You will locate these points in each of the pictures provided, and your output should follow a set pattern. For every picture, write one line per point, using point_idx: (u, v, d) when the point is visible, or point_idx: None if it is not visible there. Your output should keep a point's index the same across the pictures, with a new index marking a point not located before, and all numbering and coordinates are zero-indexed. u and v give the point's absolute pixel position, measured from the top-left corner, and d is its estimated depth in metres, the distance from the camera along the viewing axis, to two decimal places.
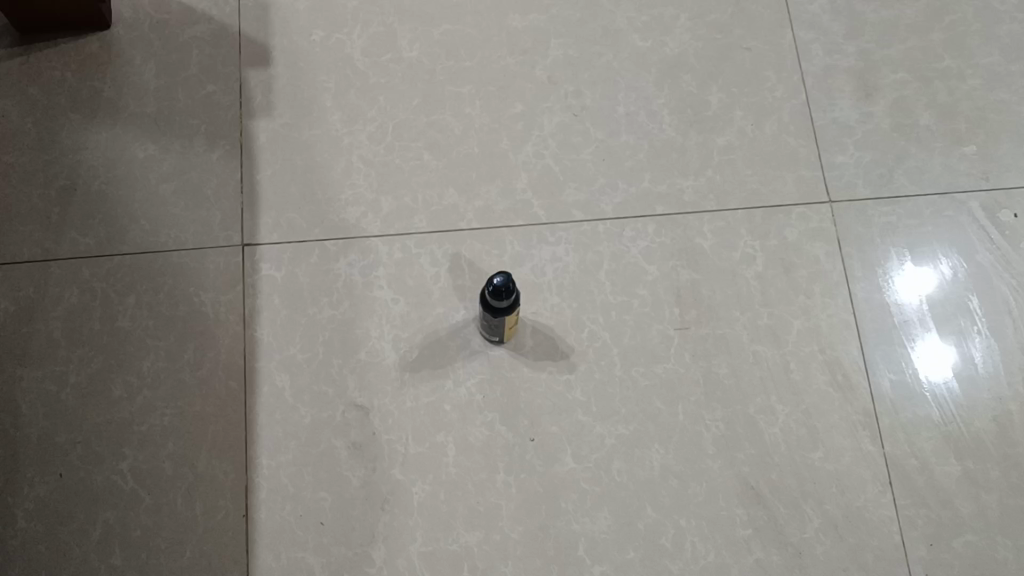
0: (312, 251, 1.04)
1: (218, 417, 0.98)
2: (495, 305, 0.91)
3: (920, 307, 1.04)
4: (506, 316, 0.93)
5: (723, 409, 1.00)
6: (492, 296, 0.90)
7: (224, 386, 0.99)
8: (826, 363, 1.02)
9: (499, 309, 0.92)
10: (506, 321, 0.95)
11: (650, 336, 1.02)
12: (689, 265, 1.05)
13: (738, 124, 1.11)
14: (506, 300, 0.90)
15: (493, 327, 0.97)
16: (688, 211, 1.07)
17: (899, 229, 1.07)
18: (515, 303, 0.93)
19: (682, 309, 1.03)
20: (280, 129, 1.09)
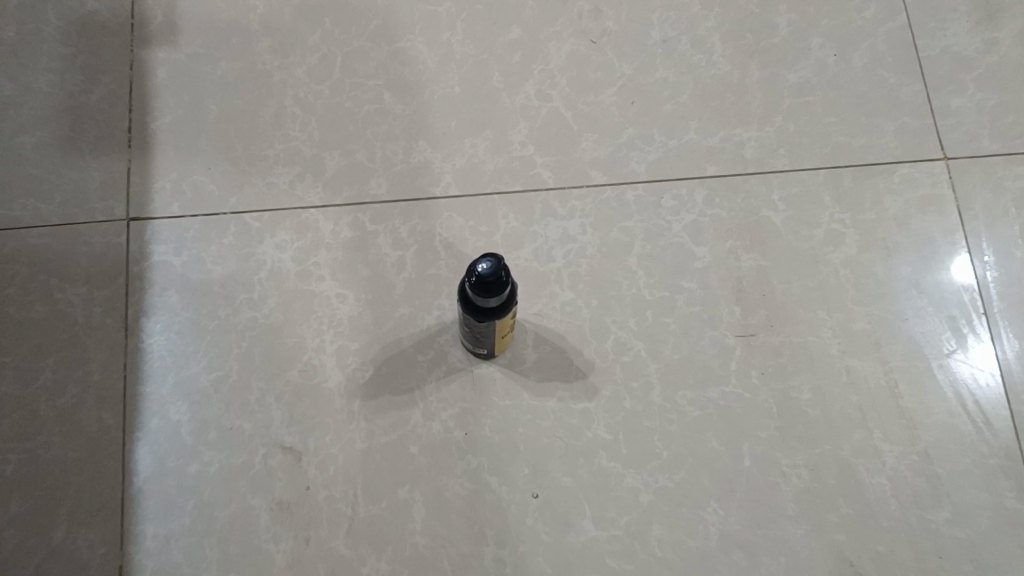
0: (227, 226, 0.74)
1: (85, 464, 0.68)
2: (480, 302, 0.62)
3: None
4: (498, 320, 0.64)
5: (806, 451, 0.70)
6: (476, 289, 0.61)
7: (95, 419, 0.69)
8: (951, 384, 0.72)
9: (486, 308, 0.62)
10: (499, 328, 0.66)
11: (701, 346, 0.73)
12: (754, 248, 0.75)
13: (816, 55, 0.81)
14: (497, 295, 0.61)
15: (479, 336, 0.67)
16: (750, 173, 0.77)
17: None
18: (511, 299, 0.63)
19: (745, 308, 0.74)
20: (187, 61, 0.79)
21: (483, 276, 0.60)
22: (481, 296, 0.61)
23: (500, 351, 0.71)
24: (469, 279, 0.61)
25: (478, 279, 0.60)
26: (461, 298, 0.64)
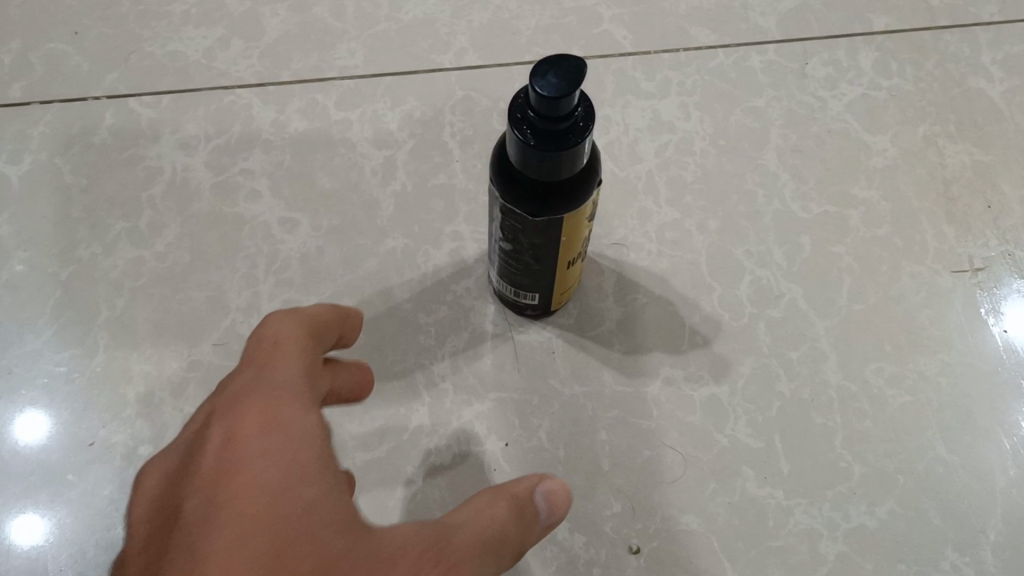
0: (101, 117, 0.45)
1: None
2: (536, 168, 0.32)
3: None
4: (567, 211, 0.34)
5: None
6: (531, 138, 0.30)
7: None
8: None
9: (546, 185, 0.32)
10: (566, 237, 0.36)
11: (899, 291, 0.43)
12: (964, 134, 0.46)
13: None
14: (571, 148, 0.30)
15: (527, 263, 0.38)
16: (942, 25, 0.48)
17: None
18: (592, 167, 0.33)
19: (961, 226, 0.44)
20: None
21: (540, 103, 0.29)
22: (542, 154, 0.31)
23: (561, 299, 0.41)
24: (512, 120, 0.31)
25: (533, 117, 0.30)
26: (497, 175, 0.34)
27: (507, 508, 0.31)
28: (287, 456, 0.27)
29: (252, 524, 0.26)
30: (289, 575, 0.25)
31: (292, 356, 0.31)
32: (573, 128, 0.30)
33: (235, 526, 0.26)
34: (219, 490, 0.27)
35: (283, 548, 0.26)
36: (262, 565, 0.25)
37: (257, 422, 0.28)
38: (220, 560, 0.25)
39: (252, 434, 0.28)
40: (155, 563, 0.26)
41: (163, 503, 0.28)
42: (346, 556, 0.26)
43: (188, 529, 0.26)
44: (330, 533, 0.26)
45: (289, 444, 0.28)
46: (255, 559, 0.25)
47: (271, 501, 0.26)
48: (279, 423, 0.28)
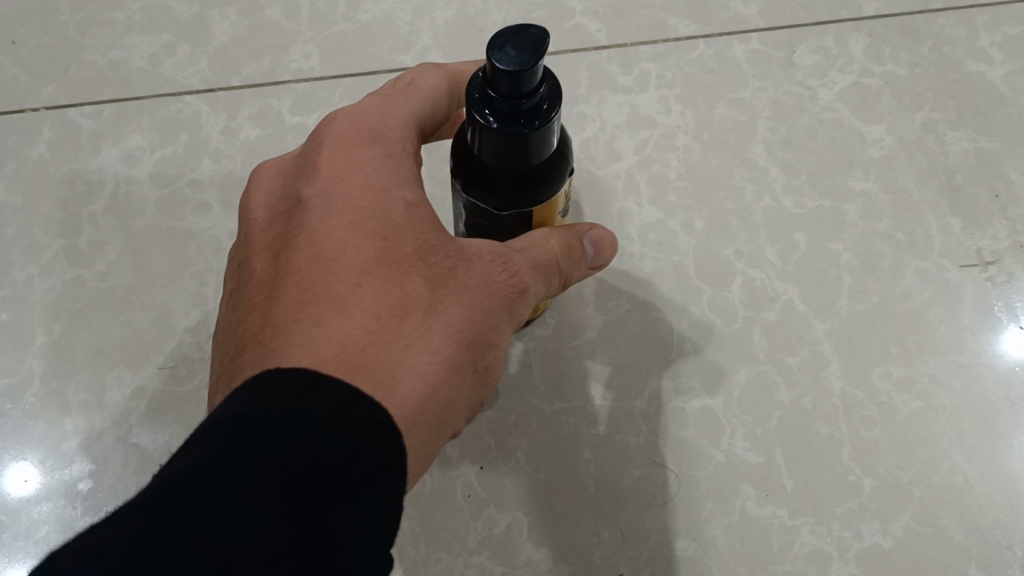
0: (38, 130, 0.42)
1: None
2: (499, 160, 0.25)
3: None
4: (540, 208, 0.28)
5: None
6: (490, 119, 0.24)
7: None
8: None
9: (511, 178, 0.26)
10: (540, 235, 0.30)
11: (904, 289, 0.40)
12: (965, 120, 0.43)
13: None
14: (539, 131, 0.24)
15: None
16: (936, 7, 0.45)
17: None
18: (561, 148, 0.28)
19: (967, 217, 0.41)
20: None
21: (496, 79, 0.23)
22: (504, 141, 0.24)
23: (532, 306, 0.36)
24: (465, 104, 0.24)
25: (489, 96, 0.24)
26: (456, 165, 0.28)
27: (560, 246, 0.29)
28: (396, 170, 0.28)
29: (363, 218, 0.27)
30: (394, 266, 0.26)
31: (422, 92, 0.31)
32: (540, 104, 0.24)
33: (350, 220, 0.27)
34: (331, 187, 0.27)
35: (390, 243, 0.26)
36: (365, 260, 0.26)
37: (369, 134, 0.29)
38: (334, 249, 0.26)
39: (364, 151, 0.28)
40: (277, 247, 0.27)
41: (273, 196, 0.29)
42: (447, 255, 0.27)
43: (302, 220, 0.27)
44: (432, 238, 0.27)
45: (399, 155, 0.29)
46: (365, 251, 0.26)
47: (379, 214, 0.27)
48: (386, 143, 0.29)
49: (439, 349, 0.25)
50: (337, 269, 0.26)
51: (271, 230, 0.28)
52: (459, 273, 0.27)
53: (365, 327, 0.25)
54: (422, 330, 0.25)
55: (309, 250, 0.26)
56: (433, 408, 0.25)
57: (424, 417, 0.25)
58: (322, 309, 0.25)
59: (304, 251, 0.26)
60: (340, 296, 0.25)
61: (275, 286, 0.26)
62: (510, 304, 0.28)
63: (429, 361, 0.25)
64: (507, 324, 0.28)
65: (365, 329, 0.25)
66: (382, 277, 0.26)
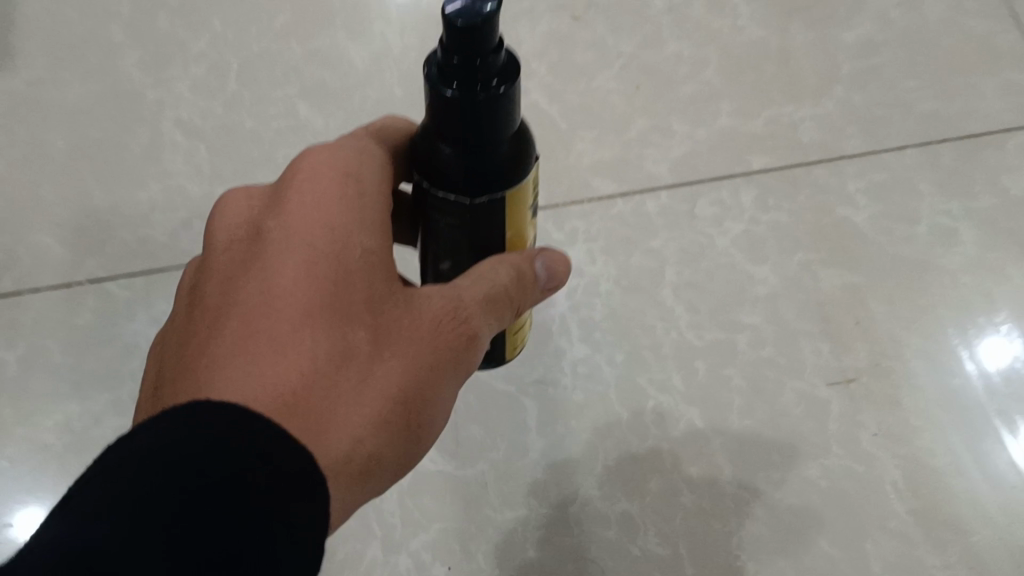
0: (80, 301, 0.51)
1: None
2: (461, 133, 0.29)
3: None
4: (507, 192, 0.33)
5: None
6: (454, 89, 0.28)
7: None
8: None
9: (472, 158, 0.31)
10: (511, 226, 0.35)
11: (783, 405, 0.49)
12: (835, 259, 0.53)
13: (874, 8, 0.60)
14: (496, 100, 0.28)
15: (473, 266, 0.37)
16: (814, 160, 0.55)
17: None
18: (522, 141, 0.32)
19: (835, 342, 0.51)
20: (23, 87, 0.57)
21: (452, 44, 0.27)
22: (464, 111, 0.29)
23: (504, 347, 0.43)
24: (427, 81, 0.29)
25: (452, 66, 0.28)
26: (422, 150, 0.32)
27: (504, 273, 0.35)
28: (356, 219, 0.34)
29: (320, 265, 0.32)
30: (342, 314, 0.32)
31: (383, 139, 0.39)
32: (496, 75, 0.28)
33: (307, 265, 0.32)
34: (294, 230, 0.33)
35: (340, 291, 0.32)
36: (317, 303, 0.31)
37: (341, 177, 0.35)
38: (289, 291, 0.31)
39: (329, 201, 0.34)
40: (237, 273, 0.33)
41: (240, 217, 0.35)
42: (386, 311, 0.33)
43: (265, 257, 0.33)
44: (378, 287, 0.33)
45: (365, 200, 0.35)
46: (315, 296, 0.32)
47: (336, 263, 0.32)
48: (355, 191, 0.35)
49: (366, 402, 0.31)
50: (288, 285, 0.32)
51: (231, 256, 0.34)
52: (395, 325, 0.33)
53: (303, 371, 0.30)
54: (356, 379, 0.31)
55: (266, 291, 0.32)
56: (356, 458, 0.31)
57: (343, 463, 0.31)
58: (269, 348, 0.30)
59: (263, 278, 0.32)
60: (285, 338, 0.31)
61: (228, 316, 0.32)
62: (450, 359, 0.34)
63: (356, 413, 0.31)
64: (441, 369, 0.34)
65: (303, 373, 0.30)
66: (329, 321, 0.31)
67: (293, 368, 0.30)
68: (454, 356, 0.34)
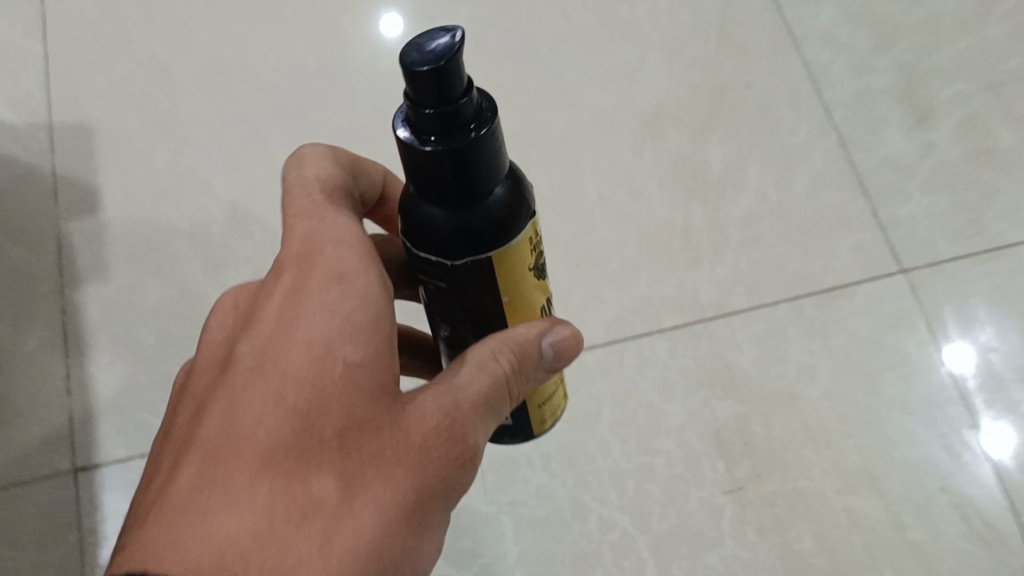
0: None
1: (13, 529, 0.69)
2: (451, 199, 0.36)
3: None
4: (497, 252, 0.39)
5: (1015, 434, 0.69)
6: (435, 145, 0.34)
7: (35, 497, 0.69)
8: (957, 506, 0.67)
9: (461, 215, 0.37)
10: (506, 291, 0.42)
11: (690, 511, 0.68)
12: (727, 394, 0.72)
13: (756, 185, 0.79)
14: (478, 141, 0.34)
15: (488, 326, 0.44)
16: (710, 317, 0.74)
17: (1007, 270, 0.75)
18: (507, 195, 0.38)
19: (727, 460, 0.70)
20: (118, 294, 0.77)
21: (419, 93, 0.32)
22: (449, 158, 0.34)
23: (549, 394, 0.51)
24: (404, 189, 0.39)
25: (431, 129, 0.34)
26: (411, 222, 0.38)
27: (510, 365, 0.42)
28: (342, 331, 0.40)
29: (294, 399, 0.38)
30: (312, 454, 0.38)
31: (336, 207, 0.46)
32: (472, 119, 0.34)
33: (276, 401, 0.38)
34: (276, 357, 0.40)
35: (310, 429, 0.38)
36: (282, 443, 0.37)
37: (335, 277, 0.42)
38: (255, 426, 0.38)
39: (314, 318, 0.41)
40: (221, 391, 0.40)
41: (229, 340, 0.44)
42: (360, 445, 0.39)
43: (244, 381, 0.40)
44: (353, 411, 0.39)
45: (360, 293, 0.41)
46: (283, 436, 0.38)
47: (305, 399, 0.38)
48: (345, 290, 0.41)
49: (343, 546, 0.37)
50: (260, 441, 0.37)
51: (224, 371, 0.42)
52: (372, 461, 0.39)
53: (260, 525, 0.36)
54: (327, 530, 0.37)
55: (237, 425, 0.38)
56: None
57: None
58: (229, 491, 0.36)
59: (240, 408, 0.39)
60: (235, 482, 0.37)
61: (206, 442, 0.38)
62: (455, 471, 0.41)
63: (346, 550, 0.37)
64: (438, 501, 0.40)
65: (258, 527, 0.36)
66: (293, 462, 0.37)
67: (253, 521, 0.36)
68: (458, 463, 0.41)
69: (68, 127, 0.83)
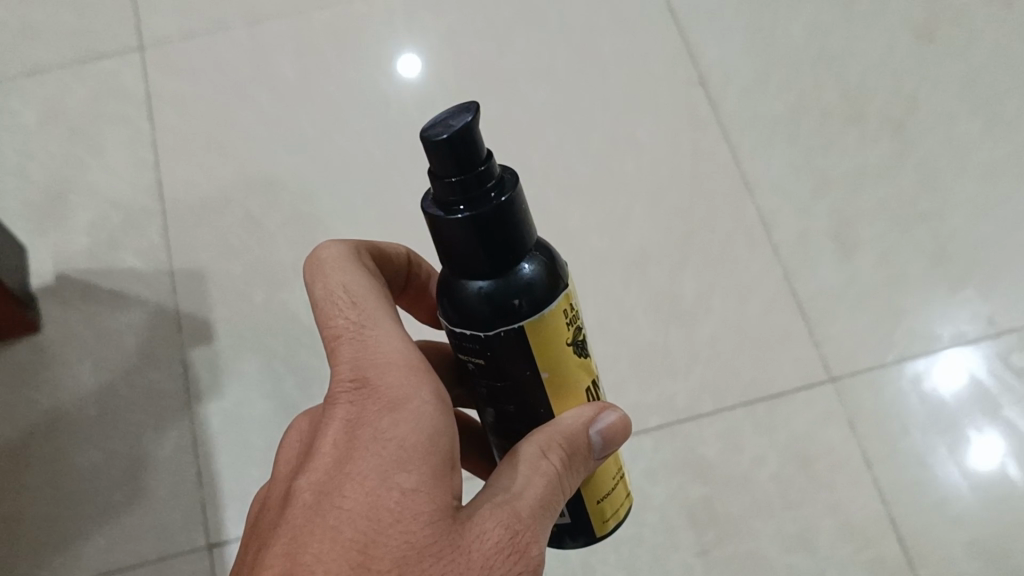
0: None
1: (157, 538, 0.95)
2: (480, 253, 0.48)
3: (959, 394, 0.98)
4: (529, 323, 0.50)
5: (987, 452, 0.96)
6: (464, 211, 0.47)
7: (173, 518, 0.95)
8: (899, 512, 0.93)
9: (495, 280, 0.49)
10: (540, 364, 0.52)
11: (670, 569, 0.92)
12: (697, 479, 0.95)
13: (719, 312, 1.02)
14: (496, 206, 0.47)
15: (536, 408, 0.55)
16: (684, 419, 0.98)
17: (911, 365, 0.99)
18: (537, 271, 0.50)
19: (698, 529, 0.93)
20: (231, 408, 1.00)
21: (440, 163, 0.46)
22: (476, 221, 0.47)
23: (607, 490, 0.61)
24: (441, 254, 0.50)
25: (460, 197, 0.47)
26: (457, 290, 0.50)
27: (548, 467, 0.53)
28: (394, 459, 0.50)
29: (357, 521, 0.48)
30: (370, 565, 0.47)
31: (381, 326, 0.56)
32: (493, 188, 0.47)
33: (345, 528, 0.48)
34: (342, 487, 0.50)
35: (368, 549, 0.47)
36: (346, 564, 0.47)
37: (388, 404, 0.52)
38: (326, 548, 0.47)
39: (373, 448, 0.50)
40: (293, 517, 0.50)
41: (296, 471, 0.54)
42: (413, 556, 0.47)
43: (317, 508, 0.49)
44: (413, 530, 0.48)
45: (413, 416, 0.51)
46: (345, 557, 0.47)
47: (369, 521, 0.48)
48: (396, 416, 0.51)
49: None
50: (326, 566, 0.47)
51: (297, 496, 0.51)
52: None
53: None
54: None
55: (309, 549, 0.48)
56: None
57: None
58: None
59: (316, 532, 0.48)
60: None
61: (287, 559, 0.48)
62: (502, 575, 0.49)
63: None
64: None
65: None
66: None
67: None
68: (529, 567, 0.50)
69: (185, 272, 1.07)
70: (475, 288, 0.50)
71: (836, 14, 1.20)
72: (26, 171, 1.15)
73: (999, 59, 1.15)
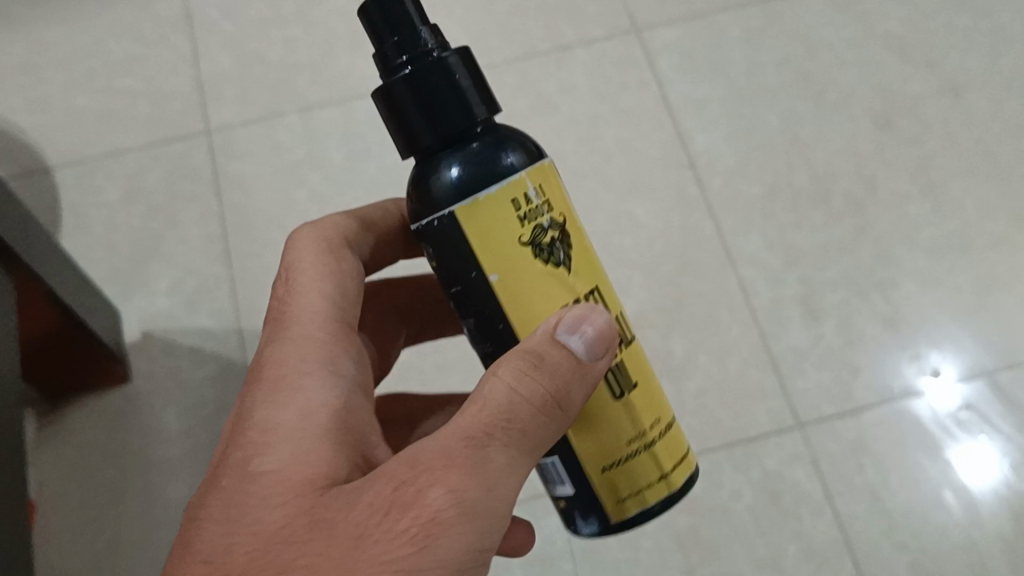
0: None
1: None
2: (421, 114, 0.59)
3: (939, 418, 1.17)
4: (462, 208, 0.57)
5: (974, 467, 1.15)
6: (407, 65, 0.59)
7: None
8: (885, 522, 1.13)
9: (442, 140, 0.59)
10: (491, 262, 0.58)
11: None
12: (684, 510, 1.14)
13: (704, 368, 1.21)
14: (433, 64, 0.58)
15: (497, 323, 0.60)
16: None
17: (872, 410, 1.18)
18: (507, 160, 0.58)
19: (685, 552, 1.12)
20: None
21: (376, 29, 0.58)
22: (417, 73, 0.58)
23: (613, 454, 0.61)
24: (400, 132, 0.61)
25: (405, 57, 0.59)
26: (423, 170, 0.60)
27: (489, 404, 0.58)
28: (293, 411, 0.63)
29: (262, 455, 0.61)
30: (262, 488, 0.59)
31: (302, 300, 0.73)
32: (434, 50, 0.59)
33: (245, 457, 0.62)
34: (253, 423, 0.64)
35: (275, 486, 0.58)
36: (241, 486, 0.59)
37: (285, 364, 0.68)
38: (235, 473, 0.61)
39: (274, 396, 0.66)
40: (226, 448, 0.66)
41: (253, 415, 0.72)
42: (291, 483, 0.58)
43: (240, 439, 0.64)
44: (300, 466, 0.59)
45: (301, 375, 0.67)
46: (244, 482, 0.60)
47: (266, 455, 0.61)
48: (287, 374, 0.67)
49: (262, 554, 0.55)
50: (232, 488, 0.60)
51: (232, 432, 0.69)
52: (304, 509, 0.56)
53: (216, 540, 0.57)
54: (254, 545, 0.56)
55: (229, 473, 0.61)
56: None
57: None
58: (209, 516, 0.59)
59: (239, 460, 0.62)
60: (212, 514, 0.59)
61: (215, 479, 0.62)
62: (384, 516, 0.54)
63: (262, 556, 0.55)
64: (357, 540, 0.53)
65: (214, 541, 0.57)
66: (250, 501, 0.58)
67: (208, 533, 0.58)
68: (422, 512, 0.53)
69: (252, 332, 1.26)
70: (444, 172, 0.58)
71: (808, 105, 1.38)
72: (113, 244, 1.34)
73: (948, 147, 1.34)
